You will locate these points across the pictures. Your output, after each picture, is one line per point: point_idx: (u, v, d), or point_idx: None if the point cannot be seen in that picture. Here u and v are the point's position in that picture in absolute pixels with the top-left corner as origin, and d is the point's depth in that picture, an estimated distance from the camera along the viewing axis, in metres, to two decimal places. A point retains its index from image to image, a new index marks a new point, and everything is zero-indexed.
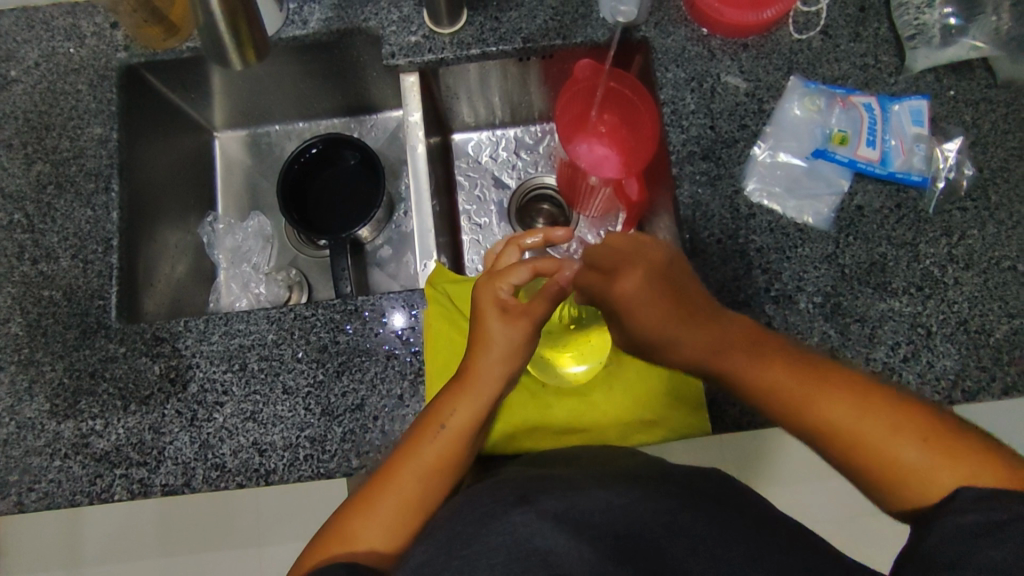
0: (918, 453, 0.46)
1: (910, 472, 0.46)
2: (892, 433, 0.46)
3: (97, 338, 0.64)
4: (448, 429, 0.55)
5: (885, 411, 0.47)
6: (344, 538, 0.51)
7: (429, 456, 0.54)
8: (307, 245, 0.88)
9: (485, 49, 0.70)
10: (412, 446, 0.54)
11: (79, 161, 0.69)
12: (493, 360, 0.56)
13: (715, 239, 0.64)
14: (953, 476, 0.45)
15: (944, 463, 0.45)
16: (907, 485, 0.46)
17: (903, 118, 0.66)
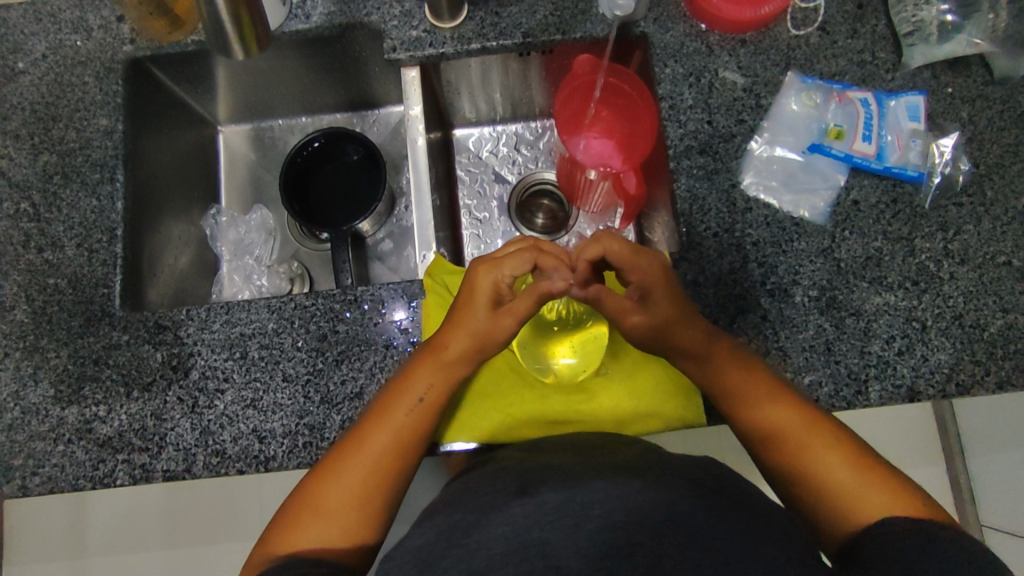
0: (850, 475, 0.52)
1: (847, 492, 0.51)
2: (824, 453, 0.53)
3: (101, 325, 0.65)
4: (417, 402, 0.57)
5: (825, 432, 0.54)
6: (316, 507, 0.53)
7: (399, 429, 0.56)
8: (309, 238, 0.89)
9: (485, 44, 0.71)
10: (384, 419, 0.56)
11: (85, 152, 0.70)
12: (462, 334, 0.59)
13: (711, 232, 0.65)
14: (882, 497, 0.50)
15: (875, 486, 0.51)
16: (844, 504, 0.51)
17: (899, 114, 0.67)
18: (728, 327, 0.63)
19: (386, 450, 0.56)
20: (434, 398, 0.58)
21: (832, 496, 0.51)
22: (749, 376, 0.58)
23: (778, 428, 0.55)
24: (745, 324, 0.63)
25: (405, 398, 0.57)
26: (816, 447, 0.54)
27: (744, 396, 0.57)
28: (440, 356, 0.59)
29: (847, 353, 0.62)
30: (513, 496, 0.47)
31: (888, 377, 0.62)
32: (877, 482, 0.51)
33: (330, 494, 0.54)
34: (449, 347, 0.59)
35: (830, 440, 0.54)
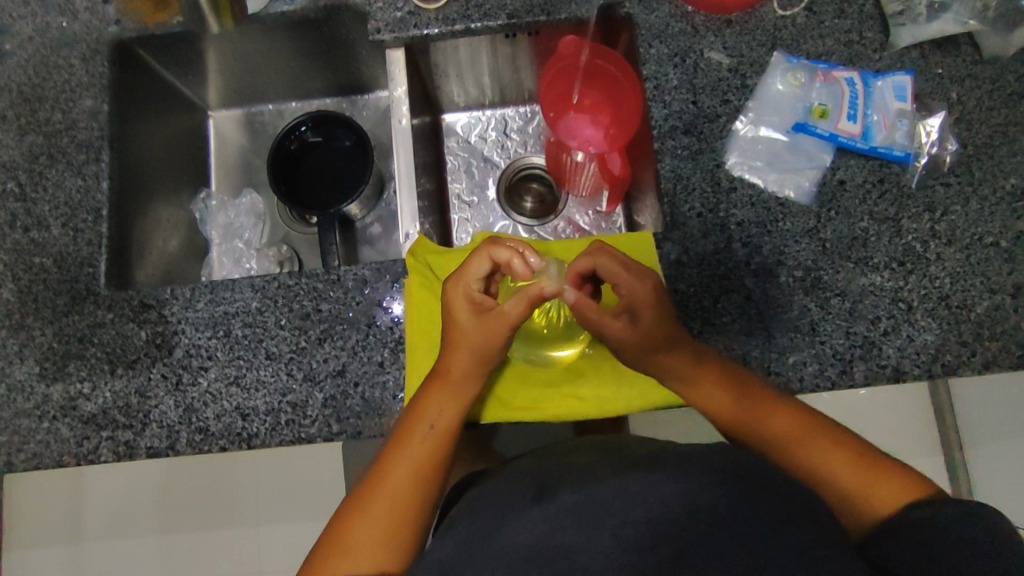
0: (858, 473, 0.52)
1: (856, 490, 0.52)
2: (824, 454, 0.54)
3: (86, 304, 0.65)
4: (430, 431, 0.56)
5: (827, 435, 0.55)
6: (343, 545, 0.52)
7: (415, 459, 0.55)
8: (297, 221, 0.89)
9: (470, 25, 0.71)
10: (399, 448, 0.56)
11: (70, 133, 0.70)
12: (465, 353, 0.58)
13: (695, 212, 0.65)
14: (893, 490, 0.51)
15: (880, 480, 0.51)
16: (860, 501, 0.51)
17: (885, 93, 0.66)
18: (711, 307, 0.63)
19: (406, 483, 0.55)
20: (447, 423, 0.57)
21: (839, 494, 0.52)
22: (743, 386, 0.57)
23: (780, 439, 0.55)
24: (729, 304, 0.63)
25: (418, 427, 0.56)
26: (814, 449, 0.54)
27: (743, 412, 0.56)
28: (447, 381, 0.58)
29: (832, 334, 0.62)
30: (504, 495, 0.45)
31: (874, 358, 0.61)
32: (878, 473, 0.52)
33: (358, 532, 0.53)
34: (453, 371, 0.58)
35: (828, 438, 0.54)
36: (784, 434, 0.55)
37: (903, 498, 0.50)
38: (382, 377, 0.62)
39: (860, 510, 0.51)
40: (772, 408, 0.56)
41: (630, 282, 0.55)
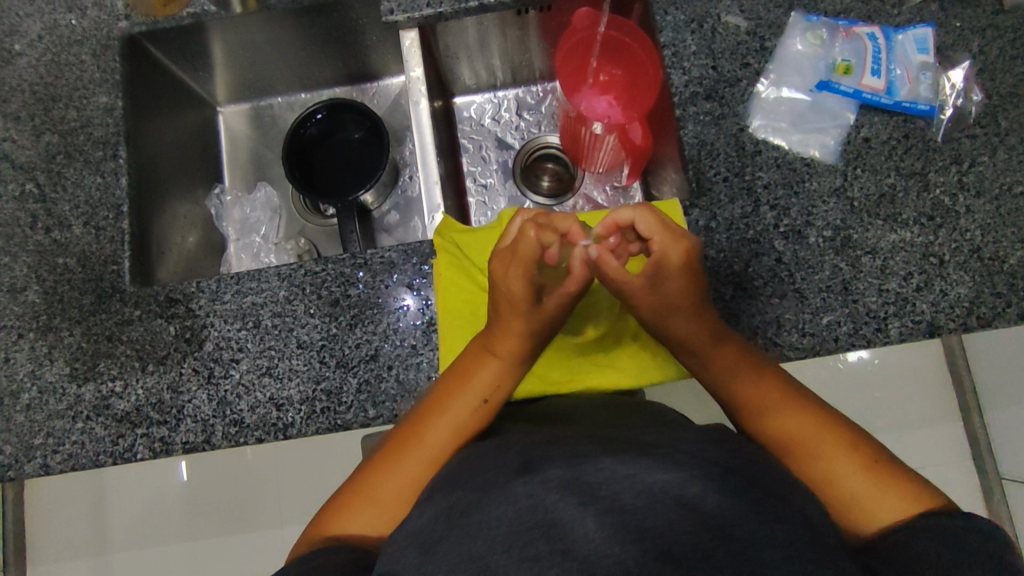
0: (863, 481, 0.50)
1: (854, 498, 0.49)
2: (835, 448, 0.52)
3: (113, 302, 0.65)
4: (474, 398, 0.57)
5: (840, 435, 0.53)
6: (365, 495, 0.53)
7: (458, 421, 0.56)
8: (314, 214, 0.89)
9: (484, 2, 0.69)
10: (442, 411, 0.56)
11: (86, 130, 0.69)
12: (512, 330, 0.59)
13: (721, 177, 0.64)
14: (897, 503, 0.48)
15: (888, 485, 0.49)
16: (855, 508, 0.49)
17: (907, 47, 0.67)
18: (742, 272, 0.62)
19: (440, 442, 0.55)
20: (495, 398, 0.58)
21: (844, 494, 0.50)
22: (760, 372, 0.58)
23: (793, 433, 0.54)
24: (761, 267, 0.62)
25: (463, 390, 0.57)
26: (823, 441, 0.53)
27: (757, 404, 0.56)
28: (496, 355, 0.59)
29: (865, 293, 0.61)
30: (514, 472, 0.45)
31: (908, 314, 0.61)
32: (889, 480, 0.50)
33: (383, 484, 0.53)
34: (504, 343, 0.59)
35: (844, 438, 0.52)
36: (796, 427, 0.54)
37: (903, 511, 0.48)
38: (415, 359, 0.62)
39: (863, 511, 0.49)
40: (786, 404, 0.56)
41: (667, 242, 0.56)
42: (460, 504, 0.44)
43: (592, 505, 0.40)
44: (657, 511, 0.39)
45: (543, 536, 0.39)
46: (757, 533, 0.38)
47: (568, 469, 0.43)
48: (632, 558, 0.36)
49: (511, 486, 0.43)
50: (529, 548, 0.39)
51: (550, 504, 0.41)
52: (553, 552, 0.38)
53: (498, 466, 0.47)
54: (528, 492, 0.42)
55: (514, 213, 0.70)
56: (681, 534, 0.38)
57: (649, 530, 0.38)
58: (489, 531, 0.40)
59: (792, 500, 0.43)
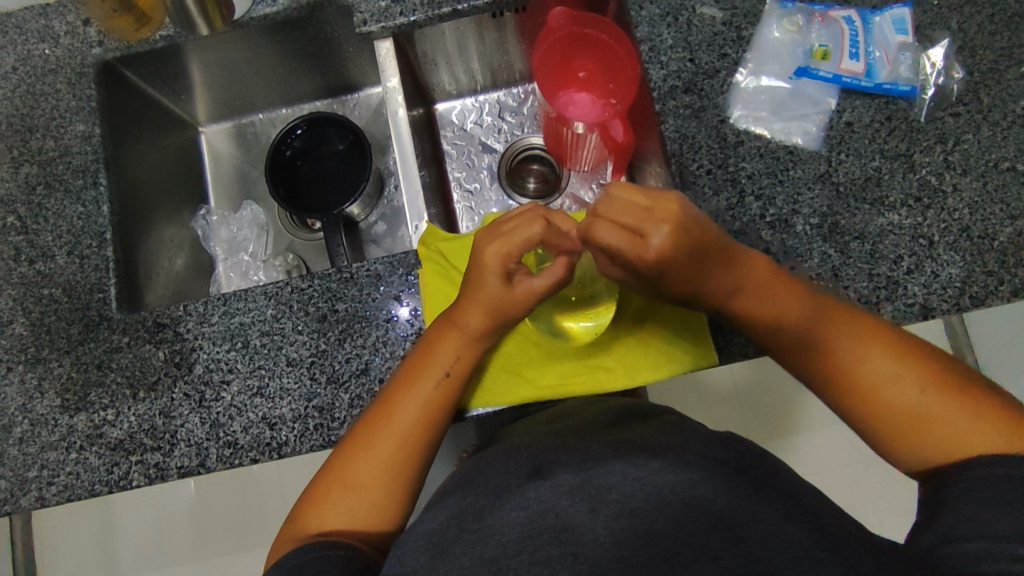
0: (918, 399, 0.49)
1: (916, 418, 0.48)
2: (896, 380, 0.50)
3: (101, 330, 0.64)
4: (442, 373, 0.56)
5: (889, 362, 0.51)
6: (342, 480, 0.52)
7: (424, 399, 0.54)
8: (301, 228, 0.88)
9: (456, 7, 0.68)
10: (408, 386, 0.55)
11: (65, 159, 0.69)
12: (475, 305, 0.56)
13: (704, 170, 0.63)
14: (965, 428, 0.47)
15: (958, 407, 0.48)
16: (924, 435, 0.48)
17: (885, 29, 0.66)
18: None
19: (413, 420, 0.54)
20: (458, 370, 0.56)
21: (899, 426, 0.49)
22: (799, 305, 0.54)
23: (844, 364, 0.52)
24: None
25: (427, 367, 0.56)
26: (878, 372, 0.50)
27: (800, 340, 0.53)
28: (461, 327, 0.57)
29: (856, 278, 0.61)
30: (526, 475, 0.43)
31: (900, 298, 0.60)
32: (956, 408, 0.48)
33: (358, 469, 0.52)
34: (466, 315, 0.56)
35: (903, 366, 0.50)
36: (867, 368, 0.51)
37: (977, 440, 0.46)
38: None
39: (912, 446, 0.49)
40: (835, 338, 0.52)
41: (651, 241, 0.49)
42: (472, 508, 0.43)
43: (602, 511, 0.40)
44: (667, 513, 0.39)
45: (553, 539, 0.39)
46: (767, 536, 0.37)
47: (578, 473, 0.42)
48: (642, 562, 0.36)
49: (525, 491, 0.42)
50: (539, 552, 0.38)
51: (562, 508, 0.41)
52: (564, 555, 0.38)
53: (510, 471, 0.45)
54: (540, 497, 0.41)
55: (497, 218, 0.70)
56: (691, 536, 0.37)
57: (658, 534, 0.37)
58: (500, 534, 0.40)
59: (807, 497, 0.41)
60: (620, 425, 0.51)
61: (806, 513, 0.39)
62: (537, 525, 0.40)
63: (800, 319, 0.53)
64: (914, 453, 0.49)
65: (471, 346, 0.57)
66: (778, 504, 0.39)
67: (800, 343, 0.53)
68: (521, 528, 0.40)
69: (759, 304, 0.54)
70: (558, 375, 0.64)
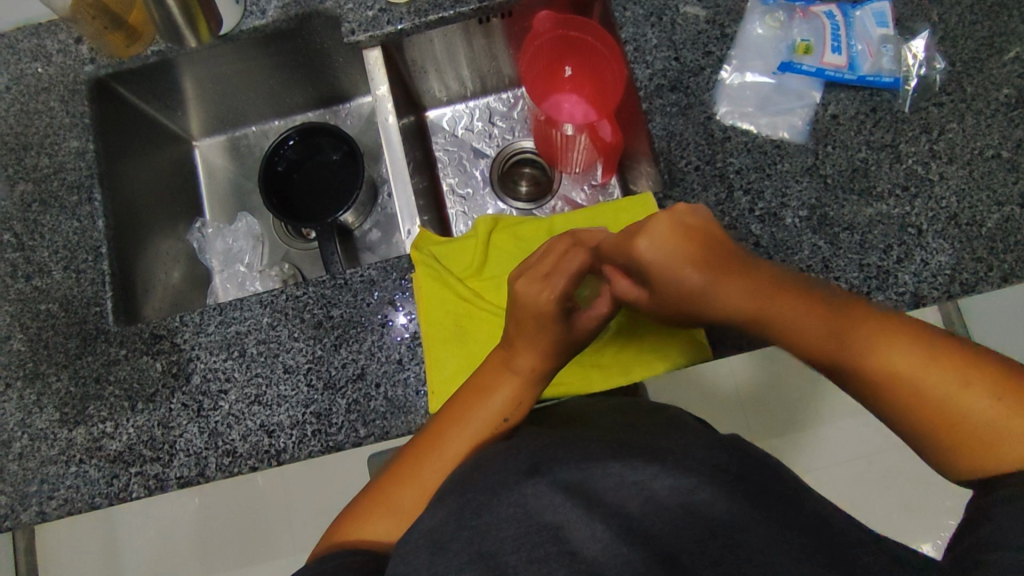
0: (982, 407, 0.44)
1: (972, 427, 0.44)
2: (958, 386, 0.45)
3: (98, 343, 0.65)
4: (499, 414, 0.53)
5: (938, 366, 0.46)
6: (384, 502, 0.50)
7: (481, 435, 0.52)
8: (297, 238, 0.89)
9: (443, 14, 0.69)
10: (460, 418, 0.53)
11: (60, 176, 0.70)
12: (535, 344, 0.55)
13: (693, 166, 0.64)
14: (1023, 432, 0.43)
15: (1021, 420, 0.43)
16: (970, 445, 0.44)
17: (866, 22, 0.67)
18: None
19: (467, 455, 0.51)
20: (516, 416, 0.54)
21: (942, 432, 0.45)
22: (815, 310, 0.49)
23: (890, 369, 0.46)
24: None
25: (484, 403, 0.54)
26: (928, 379, 0.45)
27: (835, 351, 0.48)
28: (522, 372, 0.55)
29: (846, 269, 0.61)
30: (525, 473, 0.42)
31: (891, 287, 0.60)
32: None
33: (403, 493, 0.51)
34: (524, 356, 0.55)
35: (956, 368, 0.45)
36: (919, 377, 0.46)
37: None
38: (402, 373, 0.61)
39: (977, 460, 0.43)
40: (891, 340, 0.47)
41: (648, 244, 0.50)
42: (470, 502, 0.42)
43: (597, 510, 0.40)
44: (665, 518, 0.39)
45: (552, 537, 0.39)
46: (765, 535, 0.37)
47: (577, 471, 0.42)
48: (641, 560, 0.37)
49: (522, 488, 0.41)
50: (537, 549, 0.38)
51: (561, 506, 0.40)
52: (563, 553, 0.38)
53: (509, 468, 0.43)
54: (537, 493, 0.41)
55: (488, 221, 0.71)
56: (689, 542, 0.38)
57: (656, 538, 0.38)
58: (498, 532, 0.39)
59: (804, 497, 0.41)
60: (616, 424, 0.51)
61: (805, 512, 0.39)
62: (534, 523, 0.40)
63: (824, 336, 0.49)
64: (952, 453, 0.45)
65: (529, 386, 0.55)
66: (777, 509, 0.39)
67: (852, 356, 0.48)
68: (518, 526, 0.40)
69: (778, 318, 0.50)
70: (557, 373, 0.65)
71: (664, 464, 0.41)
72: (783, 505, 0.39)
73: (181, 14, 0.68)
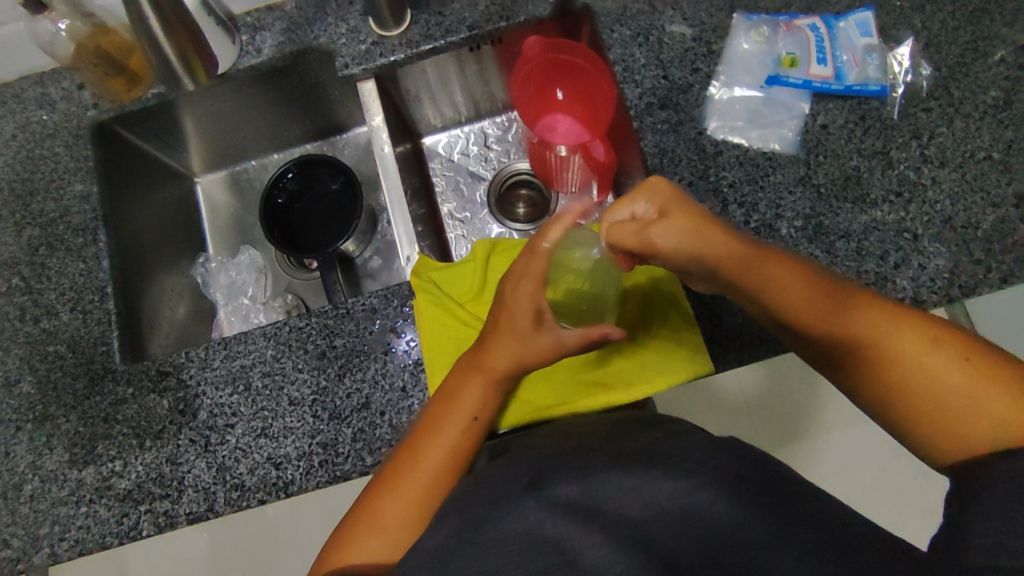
0: (954, 373, 0.45)
1: (944, 395, 0.44)
2: (927, 350, 0.46)
3: (105, 383, 0.66)
4: (474, 415, 0.55)
5: (910, 331, 0.47)
6: (370, 519, 0.50)
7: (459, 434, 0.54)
8: (299, 269, 0.90)
9: (435, 45, 0.70)
10: (435, 424, 0.54)
11: (66, 220, 0.71)
12: (506, 343, 0.56)
13: (686, 182, 0.65)
14: (993, 395, 0.43)
15: (987, 381, 0.44)
16: (938, 418, 0.44)
17: (850, 32, 0.67)
18: None
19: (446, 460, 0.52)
20: (485, 416, 0.55)
21: (904, 388, 0.46)
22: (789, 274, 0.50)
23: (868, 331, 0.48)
24: None
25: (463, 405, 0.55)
26: (904, 342, 0.46)
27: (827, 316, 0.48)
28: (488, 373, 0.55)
29: (844, 277, 0.62)
30: (525, 488, 0.43)
31: (890, 292, 0.61)
32: (992, 379, 0.44)
33: (387, 510, 0.50)
34: (495, 356, 0.56)
35: (926, 337, 0.46)
36: (894, 339, 0.47)
37: (1014, 413, 0.42)
38: (407, 401, 0.61)
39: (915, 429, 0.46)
40: (869, 310, 0.48)
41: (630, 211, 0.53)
42: (472, 518, 0.42)
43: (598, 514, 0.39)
44: (665, 519, 0.39)
45: (553, 544, 0.38)
46: (765, 532, 0.37)
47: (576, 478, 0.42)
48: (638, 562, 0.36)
49: (522, 495, 0.41)
50: (538, 558, 0.38)
51: (560, 513, 0.40)
52: (563, 562, 0.37)
53: (509, 482, 0.44)
54: (538, 501, 0.41)
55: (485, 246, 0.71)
56: (691, 544, 0.37)
57: (655, 539, 0.38)
58: (500, 545, 0.39)
59: (805, 498, 0.40)
60: (619, 430, 0.51)
61: (811, 515, 0.39)
62: (535, 533, 0.39)
63: (817, 302, 0.49)
64: (922, 431, 0.45)
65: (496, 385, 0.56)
66: (777, 505, 0.39)
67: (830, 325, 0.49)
68: (518, 533, 0.39)
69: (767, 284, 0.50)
70: (543, 394, 0.64)
71: (663, 467, 0.41)
72: (789, 507, 0.39)
73: (179, 56, 0.70)
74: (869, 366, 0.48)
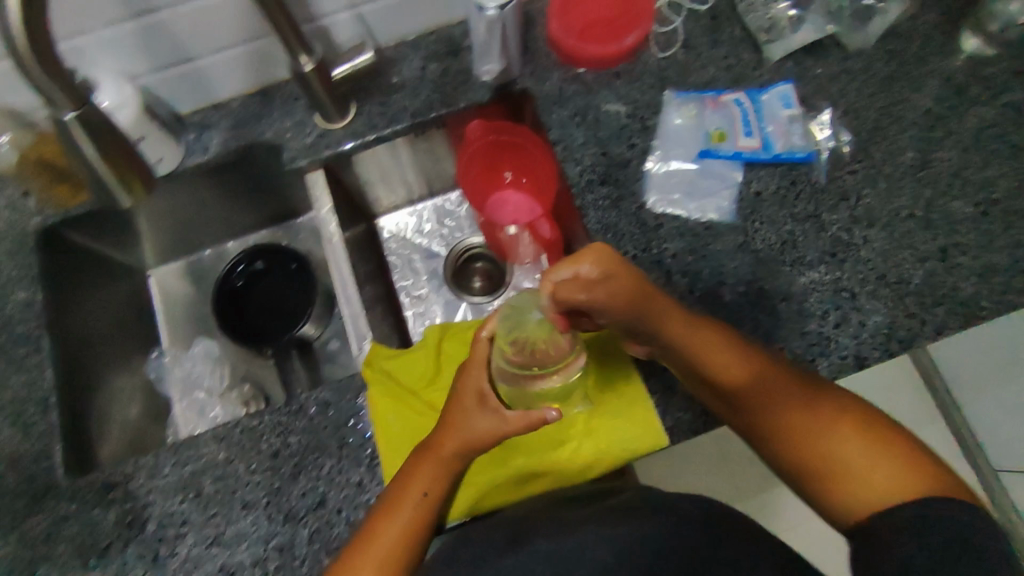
0: (859, 445, 0.53)
1: (852, 464, 0.53)
2: (831, 425, 0.55)
3: (47, 500, 0.63)
4: (433, 492, 0.56)
5: (824, 407, 0.55)
6: None
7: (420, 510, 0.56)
8: (257, 356, 0.88)
9: (379, 134, 0.72)
10: (392, 508, 0.55)
11: (8, 329, 0.70)
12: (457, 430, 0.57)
13: (631, 255, 0.66)
14: (891, 462, 0.52)
15: (886, 454, 0.52)
16: (849, 489, 0.52)
17: (773, 105, 0.70)
18: None
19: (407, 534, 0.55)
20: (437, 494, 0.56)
21: (818, 457, 0.54)
22: (726, 341, 0.57)
23: (796, 419, 0.56)
24: None
25: (415, 485, 0.56)
26: (817, 417, 0.55)
27: (761, 397, 0.57)
28: (437, 452, 0.57)
29: (788, 339, 0.64)
30: None
31: (833, 352, 0.63)
32: (887, 448, 0.53)
33: None
34: (442, 445, 0.57)
35: (835, 410, 0.55)
36: (808, 414, 0.55)
37: (906, 485, 0.50)
38: (363, 497, 0.60)
39: (823, 488, 0.54)
40: (792, 390, 0.56)
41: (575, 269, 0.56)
42: None
43: None
44: None
45: None
46: None
47: None
48: None
49: None
50: None
51: None
52: None
53: None
54: None
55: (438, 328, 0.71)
56: None
57: None
58: None
59: None
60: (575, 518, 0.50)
61: None
62: None
63: (751, 374, 0.57)
64: (840, 497, 0.53)
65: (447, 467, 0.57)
66: None
67: (775, 404, 0.56)
68: None
69: (713, 354, 0.57)
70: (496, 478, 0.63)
71: None
72: None
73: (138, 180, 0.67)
74: (793, 440, 0.56)
